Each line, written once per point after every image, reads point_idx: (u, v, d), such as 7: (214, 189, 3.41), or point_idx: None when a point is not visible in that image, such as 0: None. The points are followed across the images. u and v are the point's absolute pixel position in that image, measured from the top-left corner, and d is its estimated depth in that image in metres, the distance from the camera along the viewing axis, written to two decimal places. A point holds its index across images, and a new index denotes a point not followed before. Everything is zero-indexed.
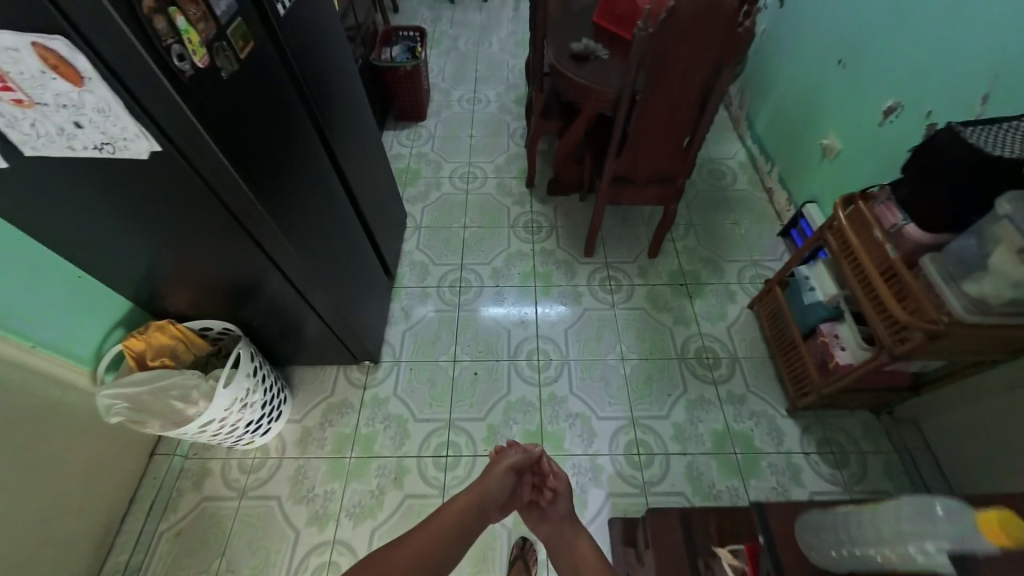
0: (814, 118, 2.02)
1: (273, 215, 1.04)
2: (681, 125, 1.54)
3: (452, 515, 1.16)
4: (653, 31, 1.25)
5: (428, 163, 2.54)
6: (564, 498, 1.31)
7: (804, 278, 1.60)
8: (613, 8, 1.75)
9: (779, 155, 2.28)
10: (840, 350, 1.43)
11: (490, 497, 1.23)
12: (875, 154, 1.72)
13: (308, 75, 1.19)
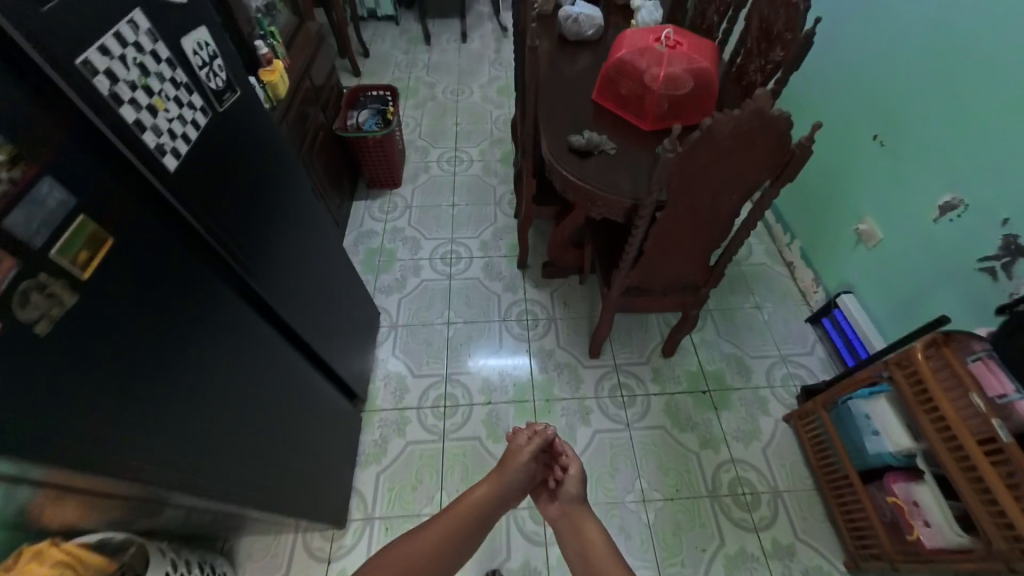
0: (845, 196, 1.77)
1: (167, 456, 0.76)
2: (711, 237, 1.25)
3: (463, 501, 1.17)
4: (683, 151, 0.97)
5: (404, 241, 2.20)
6: (573, 474, 1.26)
7: (863, 416, 1.32)
8: (617, 88, 1.47)
9: (801, 228, 2.02)
10: (924, 524, 1.15)
11: (501, 483, 1.20)
12: (931, 252, 1.47)
13: (229, 224, 0.90)
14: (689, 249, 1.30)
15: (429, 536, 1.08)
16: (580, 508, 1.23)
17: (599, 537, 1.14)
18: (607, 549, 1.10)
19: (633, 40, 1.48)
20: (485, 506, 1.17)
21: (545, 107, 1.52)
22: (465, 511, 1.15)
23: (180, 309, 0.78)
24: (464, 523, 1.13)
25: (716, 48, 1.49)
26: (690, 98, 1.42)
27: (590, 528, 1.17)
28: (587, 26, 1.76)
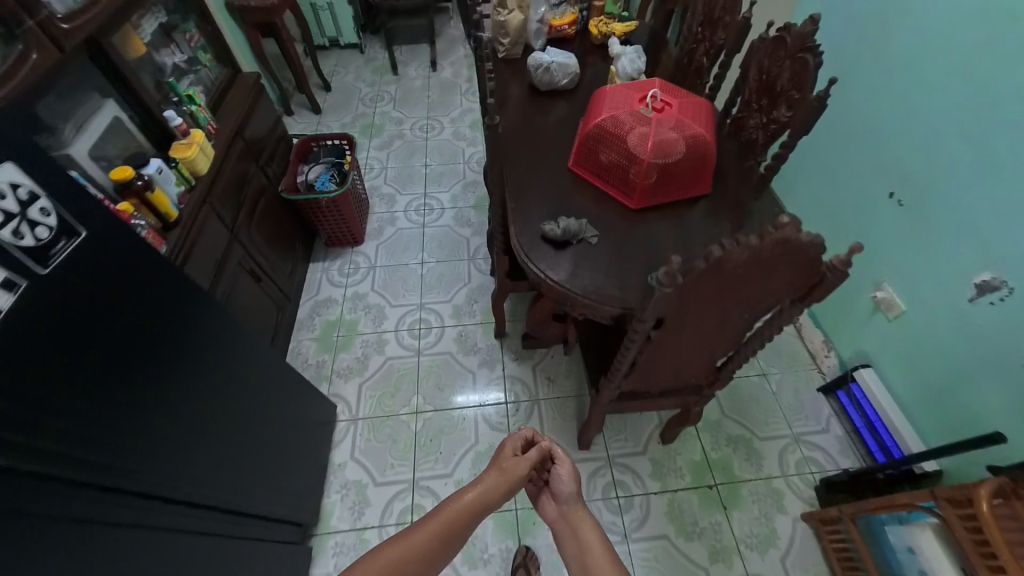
0: (858, 256, 1.58)
1: None
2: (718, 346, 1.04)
3: (447, 515, 0.85)
4: (686, 282, 0.75)
5: (366, 311, 1.95)
6: (573, 490, 0.99)
7: (906, 549, 1.12)
8: (598, 158, 1.25)
9: None
10: None
11: (494, 479, 0.93)
12: (965, 334, 1.27)
13: (111, 438, 0.75)
14: (693, 357, 1.09)
15: (407, 553, 0.78)
16: (572, 490, 0.99)
17: (592, 532, 0.88)
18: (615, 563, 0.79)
19: (613, 101, 1.26)
20: (473, 515, 0.87)
21: (515, 179, 1.29)
22: (450, 528, 0.84)
23: (104, 451, 0.73)
24: (450, 539, 0.83)
25: (709, 106, 1.28)
26: (683, 170, 1.21)
27: (584, 533, 0.88)
28: (561, 76, 1.54)
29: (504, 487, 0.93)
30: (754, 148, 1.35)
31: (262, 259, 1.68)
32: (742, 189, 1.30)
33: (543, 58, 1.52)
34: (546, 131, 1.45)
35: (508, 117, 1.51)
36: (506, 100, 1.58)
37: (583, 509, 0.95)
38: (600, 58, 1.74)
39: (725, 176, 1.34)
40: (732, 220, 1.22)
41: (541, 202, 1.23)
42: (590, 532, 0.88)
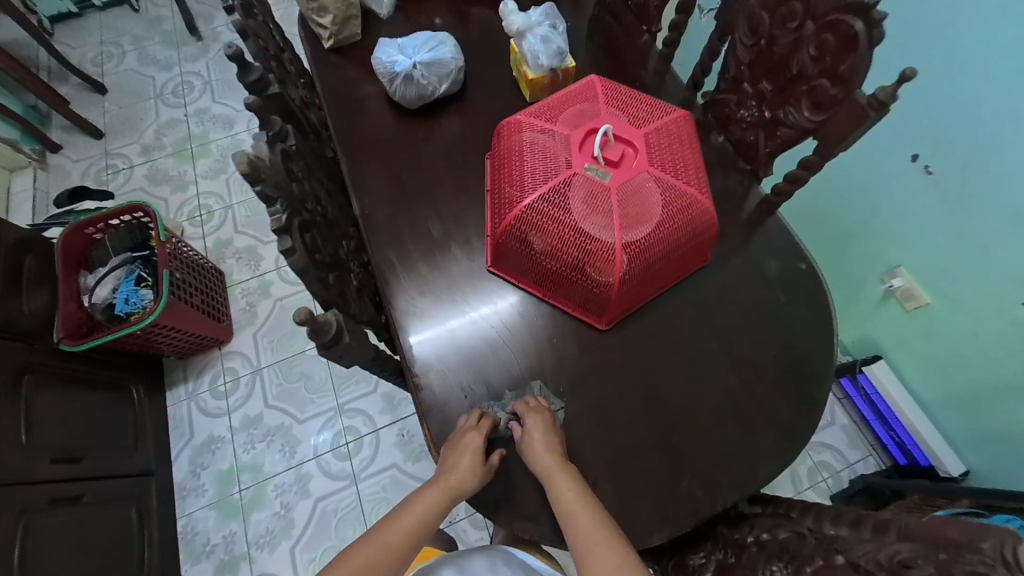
0: (865, 235, 1.27)
1: None
2: (768, 557, 0.62)
3: (413, 510, 0.68)
4: None
5: (267, 442, 1.39)
6: (545, 447, 0.67)
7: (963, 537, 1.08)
8: (538, 254, 0.78)
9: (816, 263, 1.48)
10: None
11: (457, 476, 0.68)
12: (1012, 339, 1.06)
13: None
14: (722, 550, 0.68)
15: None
16: (552, 448, 0.67)
17: (580, 502, 0.63)
18: (621, 550, 0.61)
19: (542, 159, 0.79)
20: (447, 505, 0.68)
21: (413, 319, 0.81)
22: (422, 520, 0.67)
23: None
24: (424, 531, 0.68)
25: (683, 129, 0.85)
26: (674, 248, 0.77)
27: (561, 496, 0.64)
28: (436, 80, 0.98)
29: (479, 474, 0.69)
30: (754, 155, 0.93)
31: (69, 472, 1.09)
32: (751, 235, 0.89)
33: (399, 60, 0.97)
34: (441, 194, 0.92)
35: (372, 177, 0.93)
36: (362, 140, 0.98)
37: (571, 470, 0.66)
38: (489, 18, 1.11)
39: (721, 216, 0.91)
40: (754, 300, 0.82)
41: (479, 350, 0.79)
42: (570, 497, 0.64)
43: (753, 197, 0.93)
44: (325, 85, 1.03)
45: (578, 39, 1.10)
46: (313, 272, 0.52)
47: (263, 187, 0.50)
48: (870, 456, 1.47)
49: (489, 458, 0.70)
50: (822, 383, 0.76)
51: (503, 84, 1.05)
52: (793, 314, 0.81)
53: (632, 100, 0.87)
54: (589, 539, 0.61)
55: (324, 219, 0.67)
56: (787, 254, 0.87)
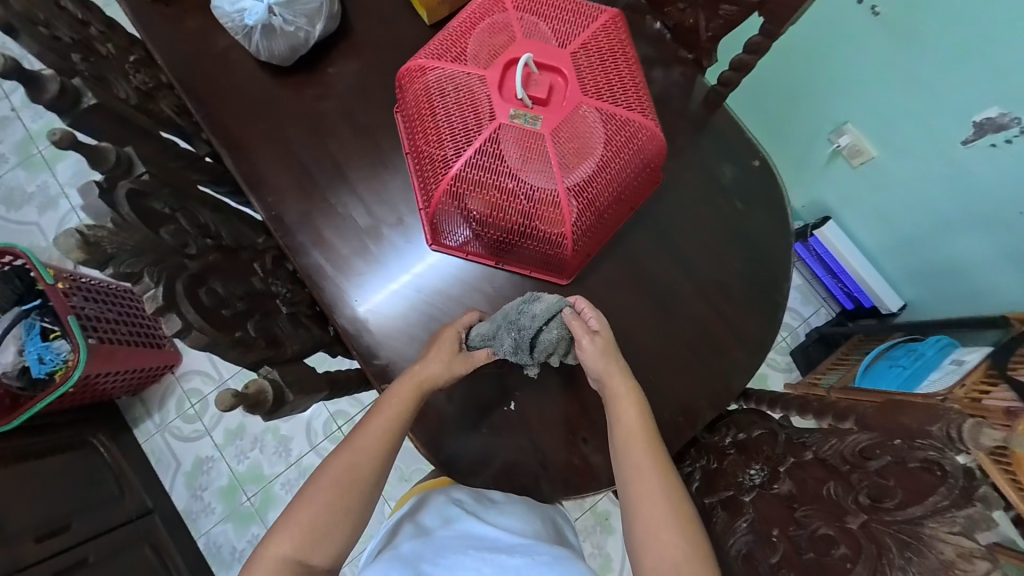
0: (813, 95, 1.25)
1: None
2: (747, 461, 0.65)
3: (390, 406, 0.65)
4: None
5: (258, 449, 1.27)
6: (605, 360, 0.65)
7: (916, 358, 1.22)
8: (482, 222, 0.70)
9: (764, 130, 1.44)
10: None
11: (433, 367, 0.67)
12: (949, 181, 1.11)
13: None
14: (704, 458, 0.71)
15: (362, 479, 0.60)
16: (616, 367, 0.65)
17: (636, 416, 0.62)
18: (656, 453, 0.60)
19: (460, 110, 0.68)
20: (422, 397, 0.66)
21: (366, 323, 0.75)
22: (401, 415, 0.65)
23: None
24: (402, 430, 0.65)
25: (611, 38, 0.74)
26: (624, 183, 0.71)
27: (620, 409, 0.63)
28: (307, 21, 0.79)
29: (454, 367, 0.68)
30: (696, 42, 0.85)
31: (54, 546, 1.02)
32: (701, 140, 0.84)
33: (249, 8, 0.76)
34: (358, 169, 0.79)
35: (271, 166, 0.79)
36: (243, 119, 0.80)
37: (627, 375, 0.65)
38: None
39: (668, 125, 0.84)
40: (711, 213, 0.80)
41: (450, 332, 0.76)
42: (632, 417, 0.62)
43: (698, 97, 0.86)
44: (169, 55, 0.81)
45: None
46: (223, 339, 0.47)
47: (116, 266, 0.41)
48: (822, 307, 1.57)
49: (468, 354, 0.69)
50: (781, 282, 0.79)
51: (394, 7, 0.86)
52: (749, 218, 0.81)
53: (550, 11, 0.74)
54: (636, 445, 0.60)
55: (219, 251, 0.57)
56: (738, 154, 0.84)
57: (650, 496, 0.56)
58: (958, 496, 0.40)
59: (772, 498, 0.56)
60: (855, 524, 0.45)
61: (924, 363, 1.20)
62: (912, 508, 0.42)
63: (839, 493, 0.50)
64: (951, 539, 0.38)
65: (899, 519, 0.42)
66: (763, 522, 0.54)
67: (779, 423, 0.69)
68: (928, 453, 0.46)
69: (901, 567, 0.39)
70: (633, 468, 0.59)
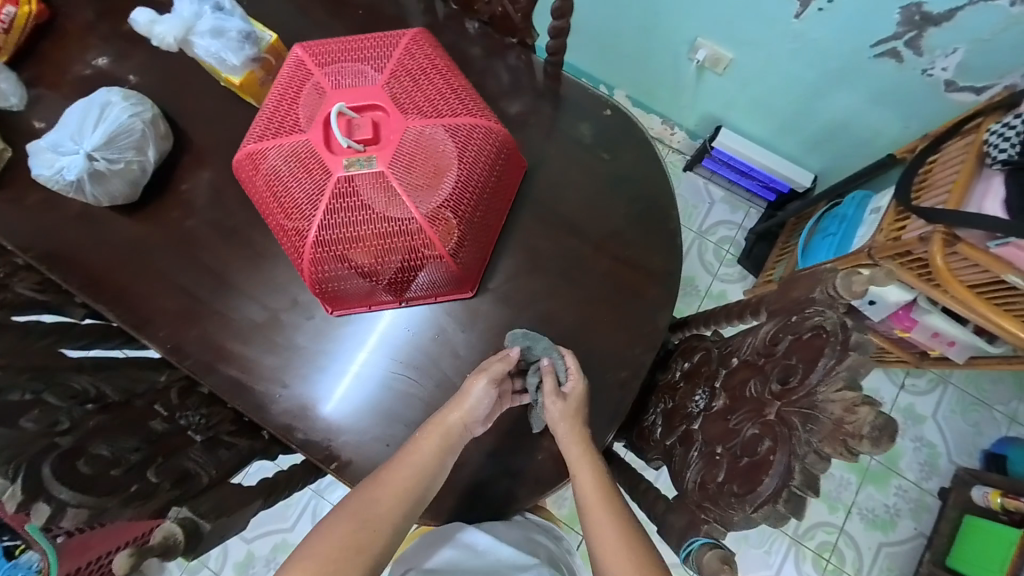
0: (658, 24, 1.28)
1: None
2: (693, 387, 0.67)
3: (420, 449, 0.63)
4: (768, 472, 0.43)
5: (274, 569, 1.23)
6: (567, 424, 0.65)
7: (839, 220, 1.28)
8: (368, 272, 0.70)
9: (625, 70, 1.48)
10: (936, 334, 1.14)
11: (466, 408, 0.65)
12: (801, 55, 1.16)
13: None
14: (663, 399, 0.74)
15: (380, 518, 0.58)
16: (577, 433, 0.65)
17: (596, 483, 0.62)
18: (621, 513, 0.59)
19: (296, 181, 0.65)
20: (455, 443, 0.65)
21: (303, 411, 0.73)
22: (435, 454, 0.63)
23: None
24: (436, 470, 0.63)
25: (421, 50, 0.71)
26: (485, 184, 0.71)
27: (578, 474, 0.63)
28: (136, 151, 0.75)
29: (487, 408, 0.66)
30: (513, 26, 0.85)
31: None
32: (553, 113, 0.85)
33: (67, 164, 0.71)
34: (238, 272, 0.77)
35: (147, 302, 0.76)
36: (114, 270, 0.77)
37: (585, 439, 0.65)
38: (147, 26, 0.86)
39: (516, 110, 0.85)
40: (585, 177, 0.82)
41: (384, 386, 0.75)
42: (590, 480, 0.62)
43: (535, 74, 0.86)
44: (16, 236, 0.78)
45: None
46: (112, 500, 0.46)
47: None
48: (752, 208, 1.62)
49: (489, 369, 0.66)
50: (670, 213, 0.81)
51: (216, 101, 0.83)
52: (620, 166, 0.82)
53: (350, 46, 0.69)
54: (598, 512, 0.59)
55: (105, 411, 0.55)
56: (590, 111, 0.85)
57: (616, 554, 0.56)
58: (839, 351, 0.41)
59: (713, 416, 0.57)
60: (772, 414, 0.46)
61: (850, 223, 1.24)
62: (811, 377, 0.43)
63: (759, 389, 0.50)
64: (835, 397, 0.39)
65: (802, 394, 0.43)
66: (709, 443, 0.55)
67: (712, 339, 0.71)
68: (819, 318, 0.47)
69: (807, 442, 0.40)
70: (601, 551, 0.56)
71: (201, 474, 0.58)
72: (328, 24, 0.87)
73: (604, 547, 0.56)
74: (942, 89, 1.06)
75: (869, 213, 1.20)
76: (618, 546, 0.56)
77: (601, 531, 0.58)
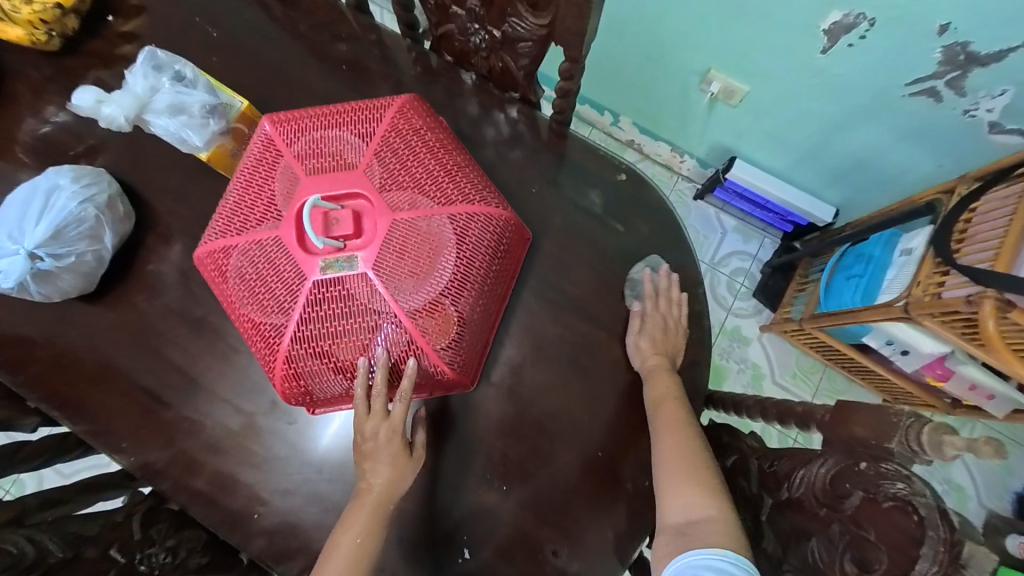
0: (669, 54, 1.19)
1: None
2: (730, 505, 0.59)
3: (346, 544, 0.58)
4: None
5: None
6: (653, 341, 0.67)
7: (864, 259, 1.19)
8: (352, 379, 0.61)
9: (632, 96, 1.39)
10: (971, 386, 1.06)
11: (381, 475, 0.61)
12: (824, 92, 1.07)
13: None
14: None
15: None
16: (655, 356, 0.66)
17: (665, 395, 0.64)
18: (686, 426, 0.61)
19: (266, 283, 0.56)
20: (383, 519, 0.60)
21: (287, 529, 0.65)
22: (365, 543, 0.59)
23: None
24: (369, 558, 0.59)
25: (410, 124, 0.62)
26: (486, 277, 0.62)
27: (655, 380, 0.65)
28: (89, 241, 0.66)
29: (407, 468, 0.62)
30: (514, 81, 0.76)
31: None
32: (560, 178, 0.76)
33: (5, 267, 0.62)
34: (211, 370, 0.68)
35: (109, 407, 0.67)
36: (71, 368, 0.68)
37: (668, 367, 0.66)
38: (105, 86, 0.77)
39: (519, 174, 0.76)
40: (597, 252, 0.73)
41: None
42: (659, 389, 0.64)
43: (540, 134, 0.78)
44: None
45: (239, 42, 0.78)
46: None
47: None
48: (766, 238, 1.54)
49: (418, 451, 0.63)
50: (692, 291, 0.73)
51: (183, 171, 0.74)
52: (636, 239, 0.74)
53: (327, 120, 0.60)
54: (667, 421, 0.62)
55: None
56: (602, 176, 0.76)
57: (676, 454, 0.58)
58: (943, 560, 0.34)
59: (763, 563, 0.50)
60: None
61: (877, 265, 1.16)
62: None
63: (823, 553, 0.43)
64: None
65: None
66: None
67: (748, 441, 0.63)
68: (897, 486, 0.39)
69: None
70: (665, 444, 0.60)
71: None
72: (305, 78, 0.78)
73: (664, 445, 0.60)
74: (984, 130, 0.98)
75: (898, 254, 1.12)
76: (681, 446, 0.59)
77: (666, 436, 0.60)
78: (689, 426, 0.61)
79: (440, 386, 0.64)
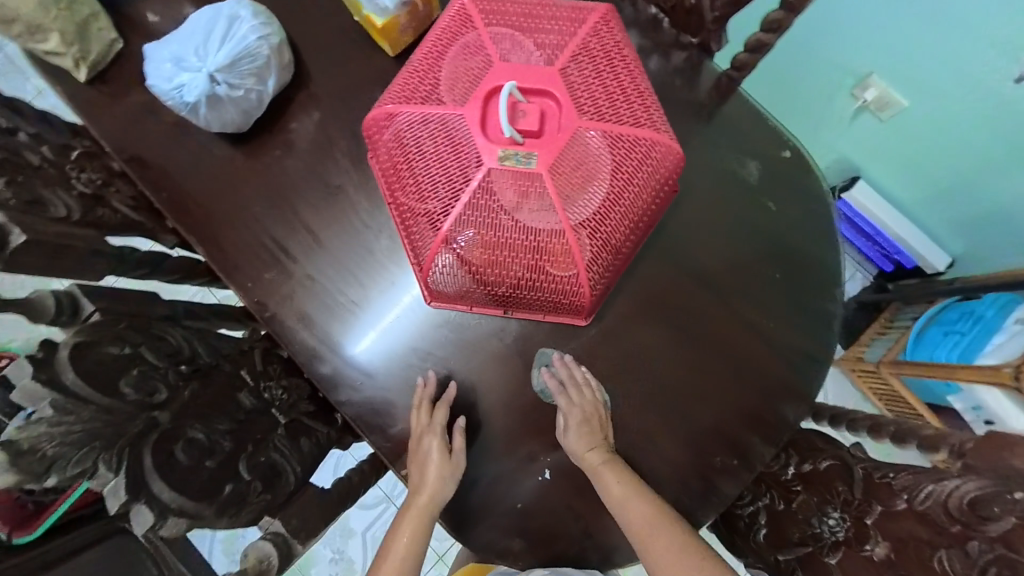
0: (826, 49, 1.10)
1: None
2: (819, 503, 0.59)
3: (398, 545, 0.61)
4: None
5: None
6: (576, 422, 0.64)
7: (970, 317, 1.14)
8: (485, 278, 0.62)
9: (768, 85, 1.30)
10: None
11: (430, 475, 0.64)
12: (993, 129, 0.98)
13: None
14: (770, 494, 0.66)
15: None
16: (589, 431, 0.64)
17: (613, 471, 0.62)
18: (650, 499, 0.60)
19: (437, 158, 0.56)
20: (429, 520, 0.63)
21: (383, 404, 0.68)
22: (414, 547, 0.61)
23: None
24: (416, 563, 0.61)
25: (608, 39, 0.59)
26: (642, 213, 0.60)
27: (595, 472, 0.63)
28: (256, 79, 0.68)
29: (451, 467, 0.65)
30: (699, 25, 0.72)
31: None
32: (721, 140, 0.73)
33: (188, 82, 0.64)
34: (343, 239, 0.71)
35: (241, 246, 0.70)
36: (212, 201, 0.71)
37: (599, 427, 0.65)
38: None
39: (678, 125, 0.73)
40: (740, 225, 0.71)
41: (472, 400, 0.69)
42: (609, 479, 0.62)
43: (710, 89, 0.74)
44: (115, 140, 0.72)
45: None
46: (207, 507, 0.48)
47: (61, 470, 0.40)
48: (858, 272, 1.46)
49: (457, 455, 0.66)
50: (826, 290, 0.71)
51: (349, 39, 0.74)
52: (784, 222, 0.71)
53: (528, 14, 0.59)
54: (623, 502, 0.60)
55: (199, 377, 0.55)
56: (763, 148, 0.73)
57: (654, 539, 0.57)
58: None
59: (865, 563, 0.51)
60: None
61: (985, 327, 1.10)
62: None
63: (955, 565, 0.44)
64: None
65: None
66: None
67: (850, 450, 0.62)
68: None
69: None
70: (632, 529, 0.59)
71: (288, 472, 0.60)
72: None
73: (629, 522, 0.59)
74: None
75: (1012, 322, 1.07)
76: (650, 529, 0.58)
77: (633, 510, 0.59)
78: (651, 500, 0.60)
79: (560, 308, 0.65)
